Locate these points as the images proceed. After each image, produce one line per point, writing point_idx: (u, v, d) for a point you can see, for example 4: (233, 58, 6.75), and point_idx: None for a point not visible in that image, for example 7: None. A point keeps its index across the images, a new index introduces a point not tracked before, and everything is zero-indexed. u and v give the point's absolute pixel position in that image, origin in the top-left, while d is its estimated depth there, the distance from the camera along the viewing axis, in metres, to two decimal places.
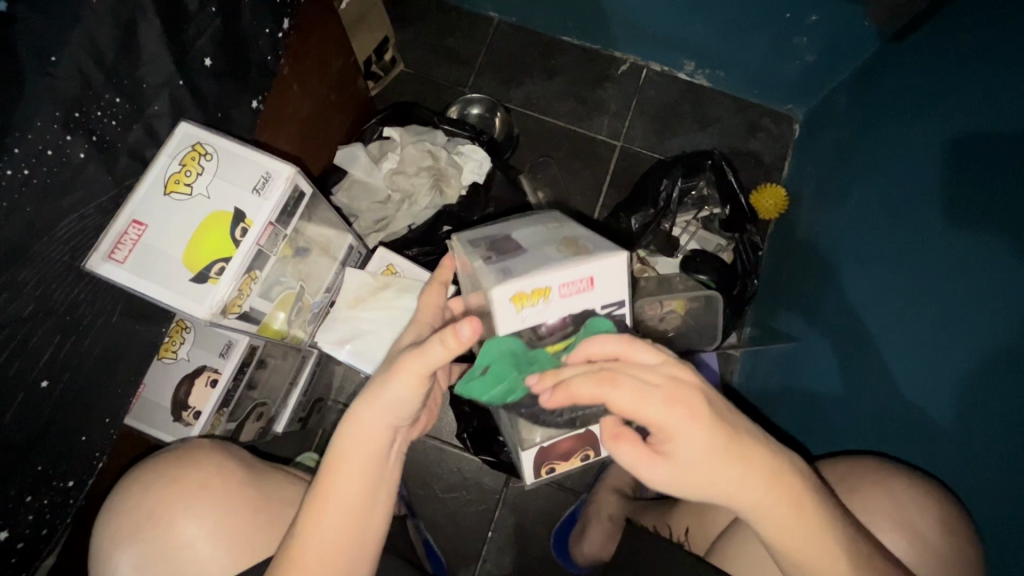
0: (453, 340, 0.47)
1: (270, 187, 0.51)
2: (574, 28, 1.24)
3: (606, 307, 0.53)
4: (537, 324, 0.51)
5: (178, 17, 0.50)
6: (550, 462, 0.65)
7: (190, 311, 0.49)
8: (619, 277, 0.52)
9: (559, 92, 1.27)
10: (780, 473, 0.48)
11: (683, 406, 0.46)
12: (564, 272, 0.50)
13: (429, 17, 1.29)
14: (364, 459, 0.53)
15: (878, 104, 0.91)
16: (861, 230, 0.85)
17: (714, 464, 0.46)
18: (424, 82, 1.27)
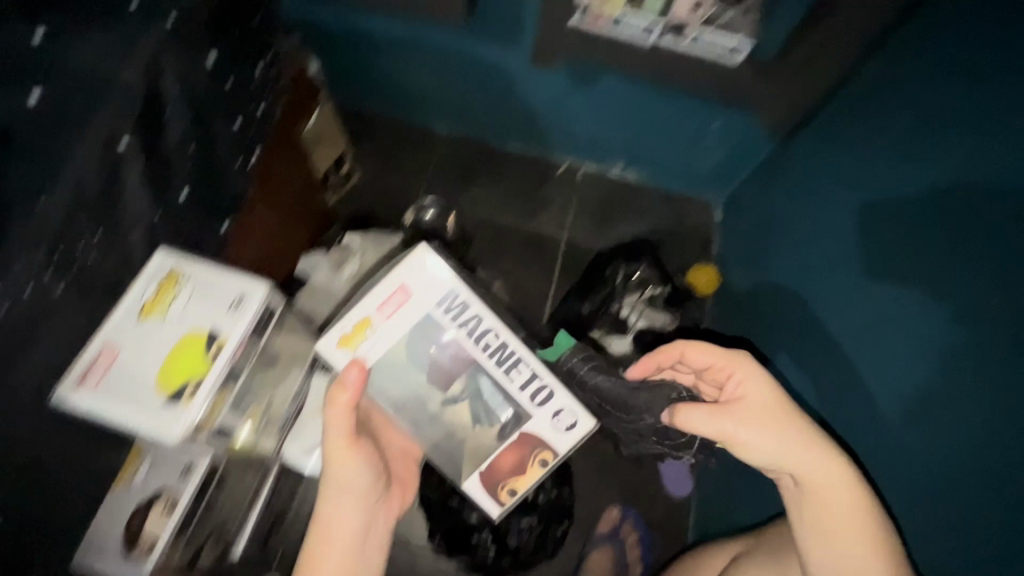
0: (342, 389, 0.60)
1: (243, 305, 0.54)
2: (516, 139, 1.38)
3: (439, 301, 0.64)
4: (388, 348, 0.64)
5: (159, 157, 0.55)
6: (507, 482, 0.71)
7: (162, 434, 0.49)
8: (423, 274, 0.64)
9: (506, 194, 1.38)
10: (812, 448, 0.64)
11: (754, 375, 0.71)
12: (377, 297, 0.65)
13: (383, 133, 1.40)
14: (342, 546, 0.62)
15: (781, 193, 1.06)
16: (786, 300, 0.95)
17: (771, 414, 0.67)
18: (379, 190, 1.35)
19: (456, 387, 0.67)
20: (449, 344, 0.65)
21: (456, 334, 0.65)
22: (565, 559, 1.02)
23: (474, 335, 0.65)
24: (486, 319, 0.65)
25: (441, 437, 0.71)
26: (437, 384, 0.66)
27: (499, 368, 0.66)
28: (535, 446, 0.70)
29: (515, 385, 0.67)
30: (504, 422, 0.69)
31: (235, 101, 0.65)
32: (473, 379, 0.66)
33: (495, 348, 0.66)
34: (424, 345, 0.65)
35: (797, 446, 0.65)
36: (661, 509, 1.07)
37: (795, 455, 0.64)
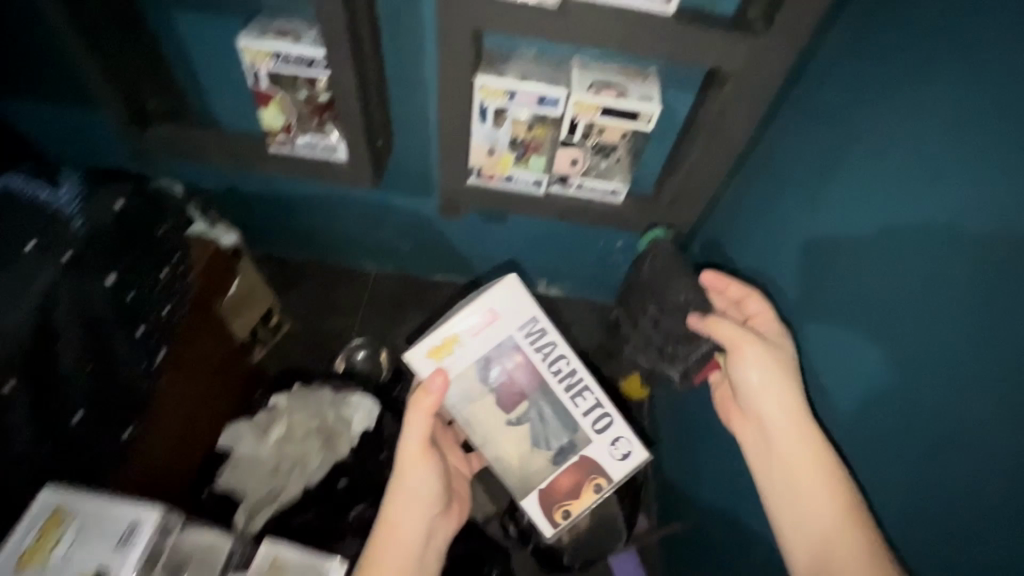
0: (426, 394, 0.78)
1: (134, 538, 0.66)
2: (442, 270, 1.45)
3: (518, 329, 0.89)
4: (462, 364, 0.88)
5: (48, 397, 0.66)
6: (563, 505, 0.93)
7: None
8: (506, 300, 0.89)
9: (438, 323, 1.42)
10: (798, 417, 0.74)
11: (771, 319, 0.82)
12: (465, 322, 0.88)
13: (313, 276, 1.42)
14: (404, 552, 0.77)
15: None
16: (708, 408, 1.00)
17: (788, 384, 0.75)
18: (312, 335, 1.36)
19: (520, 410, 0.91)
20: (521, 365, 0.90)
21: (528, 359, 0.90)
22: None
23: (548, 360, 0.91)
24: (558, 343, 0.91)
25: (496, 456, 0.92)
26: (502, 404, 0.90)
27: (569, 395, 0.91)
28: (592, 471, 0.92)
29: (582, 410, 0.92)
30: (559, 447, 0.92)
31: (136, 309, 0.75)
32: (539, 402, 0.91)
33: (565, 373, 0.91)
34: (485, 371, 0.89)
35: (768, 392, 0.77)
36: None
37: (772, 401, 0.76)
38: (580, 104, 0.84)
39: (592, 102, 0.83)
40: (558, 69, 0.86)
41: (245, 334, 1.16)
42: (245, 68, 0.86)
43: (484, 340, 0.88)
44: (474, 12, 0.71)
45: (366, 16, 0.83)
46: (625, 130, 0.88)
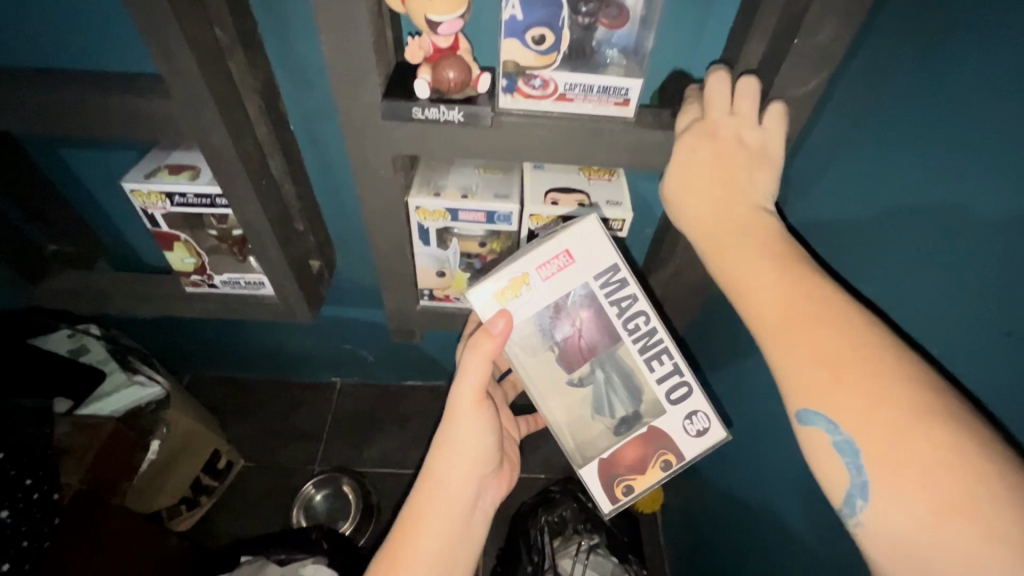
0: (487, 338, 0.58)
1: None
2: (415, 376, 1.29)
3: (597, 274, 0.58)
4: (534, 313, 0.58)
5: None
6: (624, 479, 0.64)
7: None
8: (591, 240, 0.57)
9: (413, 441, 1.24)
10: (833, 327, 0.43)
11: (710, 156, 0.53)
12: (537, 253, 0.58)
13: (270, 399, 1.26)
14: (446, 521, 0.63)
15: None
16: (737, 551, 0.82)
17: (711, 238, 0.52)
18: (271, 471, 1.19)
19: (590, 371, 0.61)
20: (592, 314, 0.59)
21: (603, 308, 0.59)
22: None
23: (625, 316, 0.59)
24: (640, 302, 0.59)
25: (553, 423, 0.63)
26: (565, 363, 0.61)
27: (642, 357, 0.60)
28: (660, 444, 0.62)
29: (656, 376, 0.61)
30: (622, 414, 0.62)
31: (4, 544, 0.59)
32: (613, 357, 0.60)
33: (642, 332, 0.60)
34: (558, 324, 0.59)
35: (724, 246, 0.51)
36: None
37: (747, 264, 0.49)
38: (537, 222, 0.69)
39: (549, 214, 0.69)
40: (507, 176, 0.73)
41: (164, 499, 1.00)
42: (139, 210, 0.73)
43: (541, 270, 0.58)
44: (387, 140, 0.59)
45: (275, 143, 0.71)
46: None
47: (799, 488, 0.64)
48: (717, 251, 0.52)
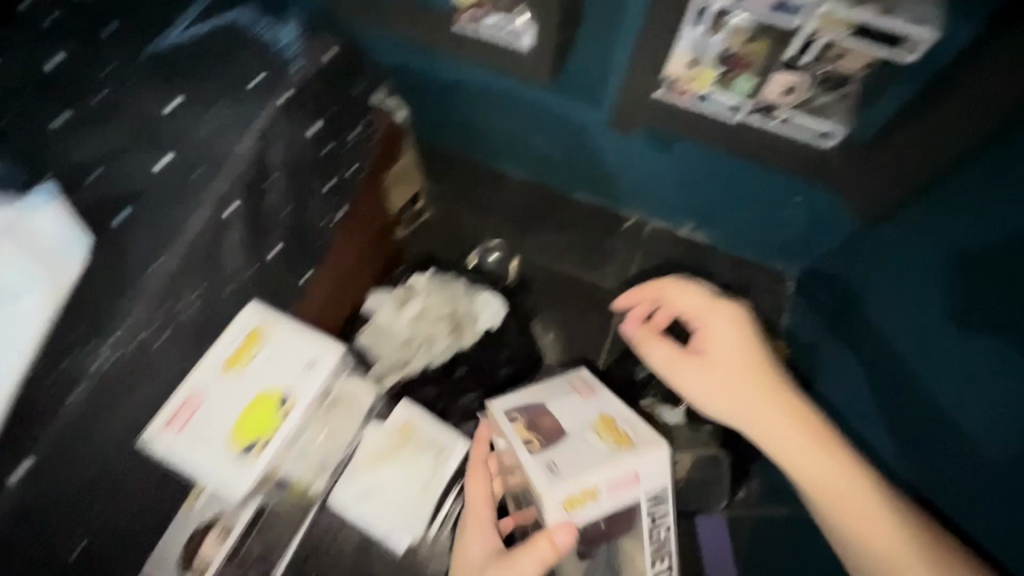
0: (551, 548, 0.61)
1: (316, 369, 0.61)
2: (585, 189, 1.39)
3: (651, 491, 0.66)
4: (595, 518, 0.64)
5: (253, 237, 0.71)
6: None
7: (232, 481, 0.56)
8: (655, 469, 0.65)
9: (568, 244, 1.39)
10: (799, 414, 0.77)
11: (725, 344, 0.82)
12: (609, 475, 0.63)
13: (456, 171, 1.43)
14: None
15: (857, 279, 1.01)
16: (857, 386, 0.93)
17: (740, 375, 0.80)
18: (448, 227, 1.39)
19: (594, 549, 0.72)
20: (627, 517, 0.67)
21: (640, 526, 0.68)
22: None
23: (653, 523, 0.68)
24: (669, 517, 0.69)
25: None
26: (588, 540, 0.68)
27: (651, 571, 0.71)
28: None
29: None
30: None
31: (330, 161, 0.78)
32: (641, 545, 0.69)
33: (659, 540, 0.69)
34: (598, 520, 0.65)
35: (764, 425, 0.77)
36: None
37: (802, 444, 0.75)
38: (601, 422, 0.68)
39: (846, 15, 0.67)
40: None
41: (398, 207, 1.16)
42: None
43: (588, 466, 0.63)
44: None
45: None
46: (874, 58, 0.72)
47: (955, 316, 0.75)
48: (771, 438, 0.77)
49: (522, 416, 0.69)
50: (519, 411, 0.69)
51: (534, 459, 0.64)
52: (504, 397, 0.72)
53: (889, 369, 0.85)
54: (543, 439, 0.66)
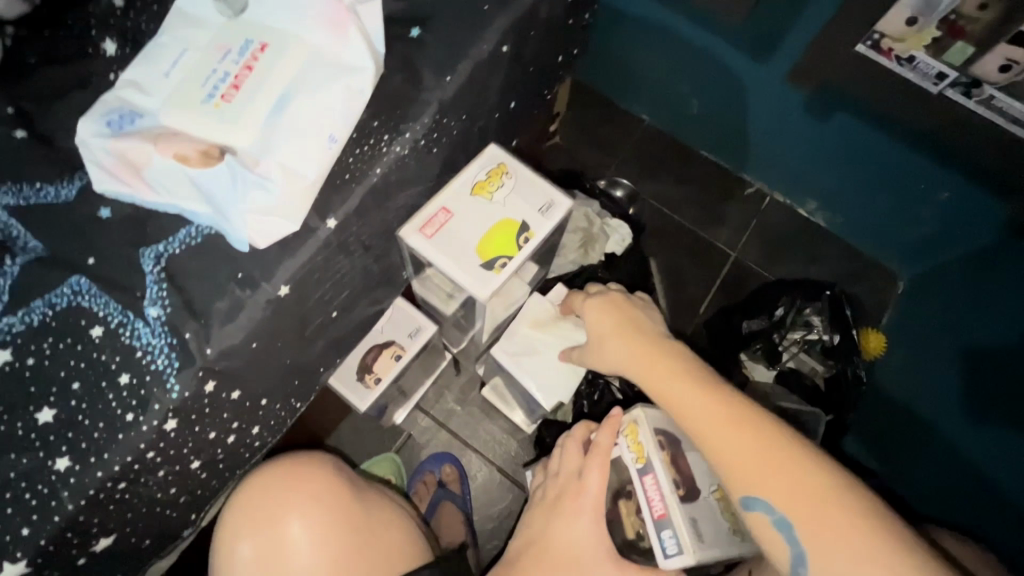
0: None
1: (552, 212, 0.56)
2: (714, 147, 1.38)
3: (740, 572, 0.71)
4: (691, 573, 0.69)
5: None
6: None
7: (472, 291, 0.52)
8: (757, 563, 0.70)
9: (686, 197, 1.39)
10: (682, 372, 0.57)
11: (608, 300, 0.67)
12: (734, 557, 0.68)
13: (590, 105, 1.45)
14: None
15: (991, 284, 0.97)
16: (920, 388, 1.01)
17: (612, 331, 0.65)
18: (572, 157, 1.42)
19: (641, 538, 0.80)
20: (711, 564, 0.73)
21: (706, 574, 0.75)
22: None
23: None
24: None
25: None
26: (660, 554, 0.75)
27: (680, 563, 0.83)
28: None
29: None
30: None
31: None
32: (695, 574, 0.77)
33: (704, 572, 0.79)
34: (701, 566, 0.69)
35: (638, 366, 0.60)
36: None
37: (732, 432, 0.51)
38: (723, 492, 0.70)
39: None
40: None
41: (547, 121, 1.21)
42: None
43: (723, 543, 0.67)
44: None
45: None
46: None
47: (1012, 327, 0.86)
48: (688, 412, 0.55)
49: (667, 445, 0.71)
50: (665, 437, 0.71)
51: (681, 509, 0.66)
52: (652, 408, 0.73)
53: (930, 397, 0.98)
54: (686, 487, 0.69)
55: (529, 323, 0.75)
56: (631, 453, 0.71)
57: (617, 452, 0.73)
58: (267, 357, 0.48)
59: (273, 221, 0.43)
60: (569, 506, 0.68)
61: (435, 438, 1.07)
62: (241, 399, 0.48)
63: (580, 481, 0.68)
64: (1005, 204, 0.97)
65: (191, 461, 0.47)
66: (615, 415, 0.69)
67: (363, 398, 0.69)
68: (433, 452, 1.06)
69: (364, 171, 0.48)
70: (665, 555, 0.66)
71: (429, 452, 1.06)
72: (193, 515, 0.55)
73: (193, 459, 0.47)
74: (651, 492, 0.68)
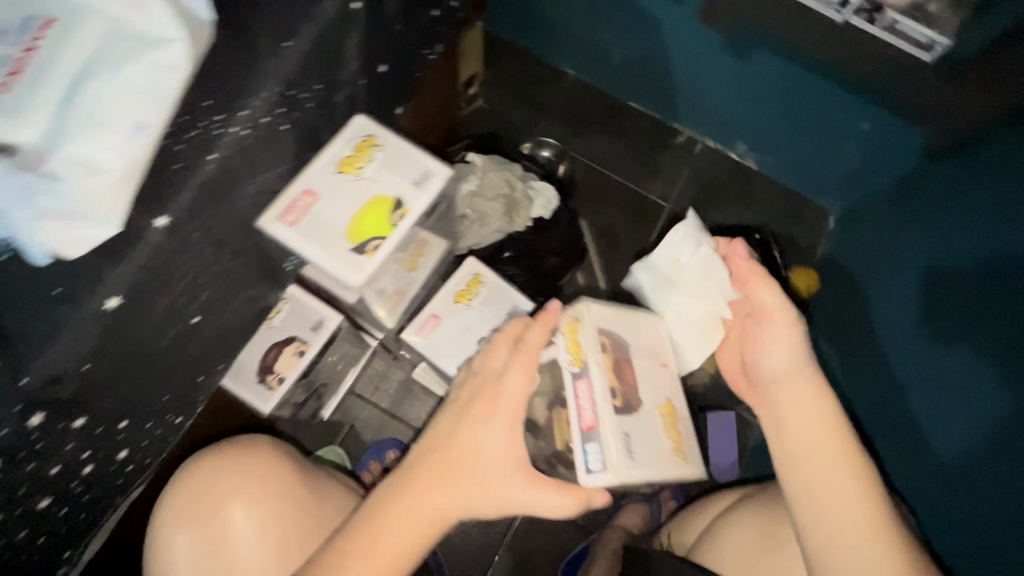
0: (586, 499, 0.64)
1: (428, 183, 0.52)
2: (643, 97, 1.33)
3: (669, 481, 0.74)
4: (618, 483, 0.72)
5: None
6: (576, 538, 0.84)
7: (343, 278, 0.48)
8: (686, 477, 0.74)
9: (619, 150, 1.34)
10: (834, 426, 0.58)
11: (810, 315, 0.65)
12: (660, 470, 0.70)
13: (513, 62, 1.38)
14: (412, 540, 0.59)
15: (912, 210, 0.95)
16: (883, 316, 0.92)
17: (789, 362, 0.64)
18: (498, 119, 1.35)
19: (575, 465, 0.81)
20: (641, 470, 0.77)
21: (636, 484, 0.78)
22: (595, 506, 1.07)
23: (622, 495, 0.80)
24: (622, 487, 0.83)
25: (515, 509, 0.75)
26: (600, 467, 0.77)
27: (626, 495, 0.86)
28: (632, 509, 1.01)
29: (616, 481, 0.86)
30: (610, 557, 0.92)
31: None
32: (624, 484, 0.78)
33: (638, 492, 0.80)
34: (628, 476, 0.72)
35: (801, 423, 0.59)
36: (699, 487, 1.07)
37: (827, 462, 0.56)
38: (664, 406, 0.76)
39: None
40: None
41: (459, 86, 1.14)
42: None
43: (649, 461, 0.70)
44: None
45: None
46: None
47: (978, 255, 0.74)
48: (793, 412, 0.60)
49: (608, 349, 0.75)
50: (608, 339, 0.75)
51: (610, 419, 0.69)
52: (597, 306, 0.76)
53: (885, 325, 0.91)
54: (622, 398, 0.72)
55: (441, 303, 0.72)
56: (568, 355, 0.72)
57: (553, 354, 0.73)
58: (114, 377, 0.43)
59: (80, 227, 0.37)
60: (480, 411, 0.62)
61: (378, 426, 1.04)
62: (89, 426, 0.43)
63: (499, 383, 0.63)
64: (919, 129, 0.95)
65: (39, 499, 0.42)
66: (550, 310, 0.66)
67: (267, 400, 0.65)
68: (377, 440, 1.03)
69: (197, 161, 0.43)
70: (586, 471, 0.68)
71: (371, 441, 1.02)
72: (68, 551, 0.51)
73: (40, 497, 0.42)
74: (584, 404, 0.70)
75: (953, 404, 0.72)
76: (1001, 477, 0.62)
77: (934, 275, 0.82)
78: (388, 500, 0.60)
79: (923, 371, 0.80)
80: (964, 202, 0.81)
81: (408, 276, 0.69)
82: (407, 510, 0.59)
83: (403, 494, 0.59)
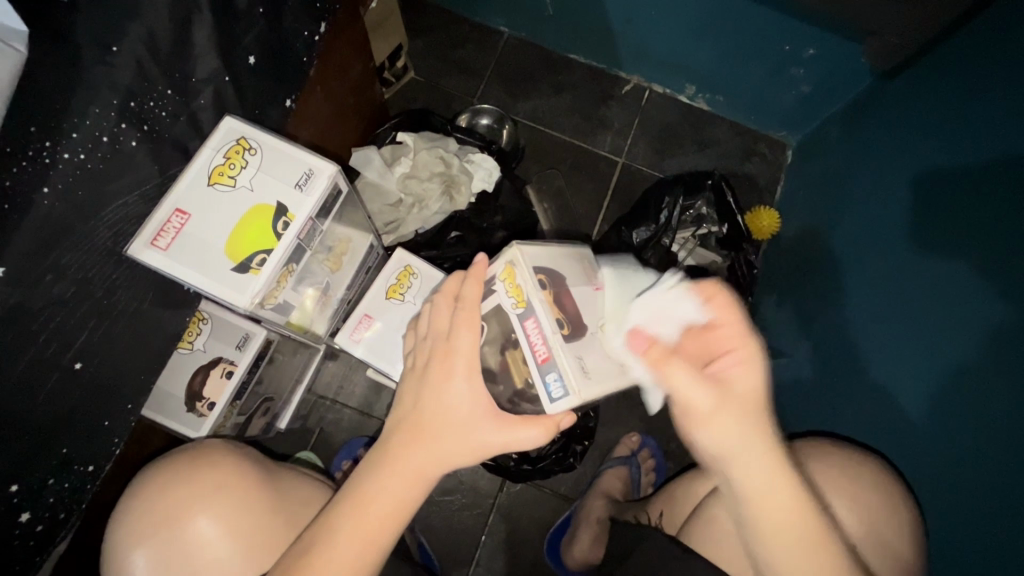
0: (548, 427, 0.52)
1: (313, 184, 0.48)
2: (581, 48, 1.26)
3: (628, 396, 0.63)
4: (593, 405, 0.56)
5: None
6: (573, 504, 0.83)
7: (231, 300, 0.45)
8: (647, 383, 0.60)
9: (563, 107, 1.28)
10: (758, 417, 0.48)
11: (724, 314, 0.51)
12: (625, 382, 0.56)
13: (441, 28, 1.31)
14: (385, 517, 0.48)
15: (866, 136, 0.91)
16: (844, 242, 0.84)
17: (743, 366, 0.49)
18: (434, 89, 1.28)
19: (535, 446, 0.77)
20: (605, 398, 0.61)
21: None
22: (578, 474, 1.05)
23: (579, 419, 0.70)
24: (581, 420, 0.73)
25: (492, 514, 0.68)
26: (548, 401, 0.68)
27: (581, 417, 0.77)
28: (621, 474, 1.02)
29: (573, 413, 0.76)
30: (591, 509, 0.96)
31: None
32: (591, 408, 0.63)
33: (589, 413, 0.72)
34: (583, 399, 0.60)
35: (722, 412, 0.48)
36: (680, 443, 1.05)
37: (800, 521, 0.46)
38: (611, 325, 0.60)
39: None
40: None
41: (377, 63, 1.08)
42: None
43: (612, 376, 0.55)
44: None
45: None
46: None
47: (948, 164, 0.66)
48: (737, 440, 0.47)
49: (548, 284, 0.56)
50: (546, 274, 0.56)
51: (566, 346, 0.53)
52: (530, 244, 0.57)
53: (845, 249, 0.83)
54: (570, 322, 0.55)
55: (373, 301, 0.69)
56: (509, 299, 0.56)
57: (494, 302, 0.57)
58: None
59: None
60: (436, 372, 0.50)
61: (347, 427, 1.01)
62: None
63: (447, 341, 0.51)
64: (866, 46, 0.89)
65: None
66: (478, 264, 0.51)
67: (199, 427, 0.62)
68: (347, 441, 1.00)
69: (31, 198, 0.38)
70: (552, 401, 0.53)
71: (340, 442, 1.00)
72: None
73: None
74: (533, 338, 0.54)
75: (947, 322, 0.59)
76: (993, 398, 0.52)
77: (897, 191, 0.75)
78: (367, 472, 0.49)
79: (911, 293, 0.66)
80: (913, 123, 0.77)
81: (331, 279, 0.64)
82: (387, 483, 0.49)
83: (384, 465, 0.49)
